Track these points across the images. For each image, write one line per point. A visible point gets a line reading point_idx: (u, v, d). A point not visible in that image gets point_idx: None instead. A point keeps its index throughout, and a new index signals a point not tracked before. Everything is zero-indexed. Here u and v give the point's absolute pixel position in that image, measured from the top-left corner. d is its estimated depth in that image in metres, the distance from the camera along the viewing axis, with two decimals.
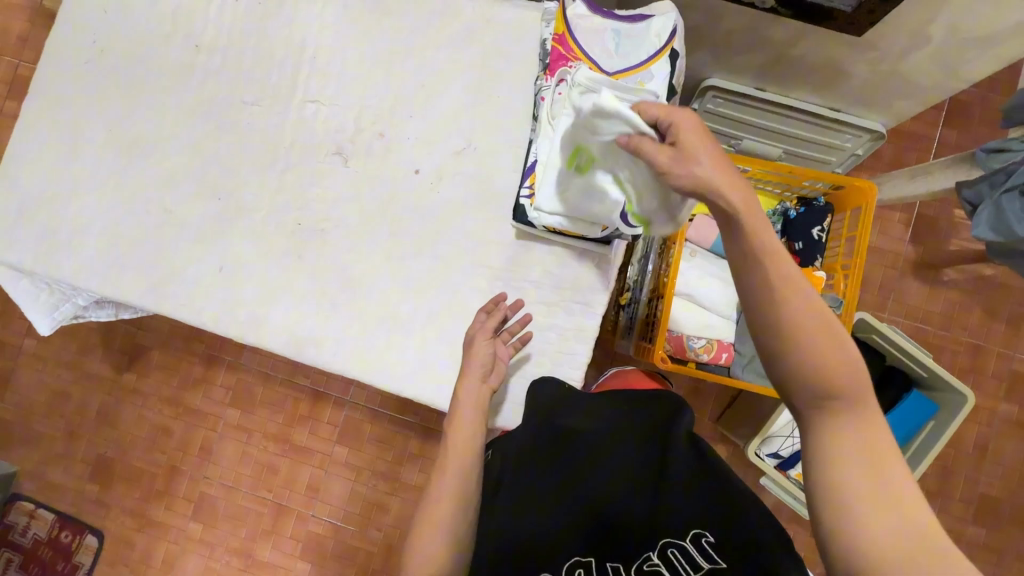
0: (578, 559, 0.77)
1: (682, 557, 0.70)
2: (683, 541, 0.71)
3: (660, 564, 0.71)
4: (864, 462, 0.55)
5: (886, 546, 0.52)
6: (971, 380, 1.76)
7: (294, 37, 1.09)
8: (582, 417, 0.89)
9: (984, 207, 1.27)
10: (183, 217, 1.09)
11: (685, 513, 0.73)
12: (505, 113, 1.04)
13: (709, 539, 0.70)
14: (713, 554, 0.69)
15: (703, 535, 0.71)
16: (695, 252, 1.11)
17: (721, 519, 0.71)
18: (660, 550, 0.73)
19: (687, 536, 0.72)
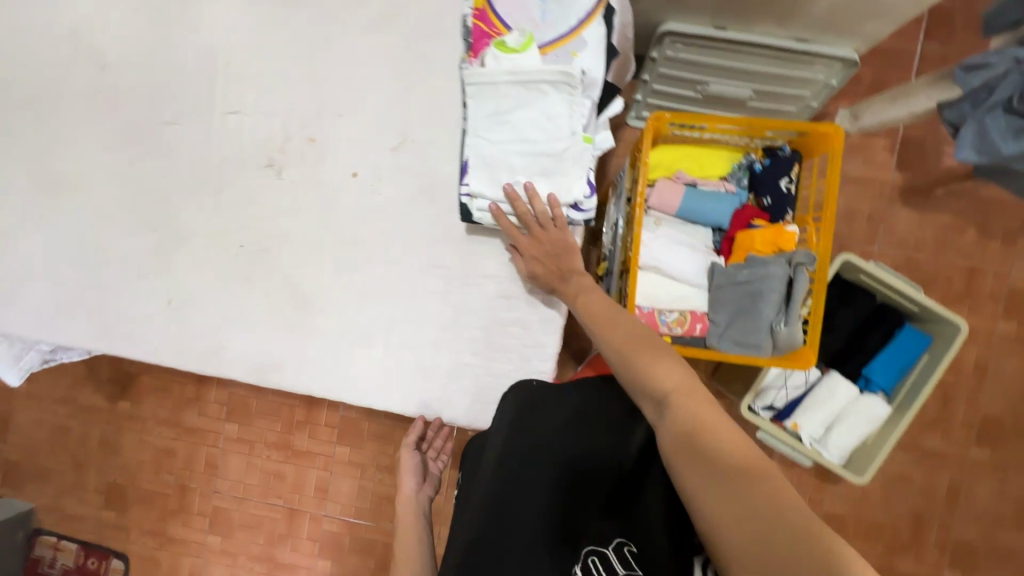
0: None
1: (601, 565, 0.70)
2: (605, 550, 0.71)
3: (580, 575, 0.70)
4: (720, 473, 0.62)
5: (744, 529, 0.58)
6: (967, 304, 1.72)
7: (203, 43, 1.01)
8: (558, 414, 0.79)
9: (967, 127, 1.17)
10: (121, 254, 1.04)
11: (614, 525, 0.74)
12: (439, 99, 0.97)
13: (632, 549, 0.71)
14: (635, 565, 0.69)
15: (627, 545, 0.71)
16: (660, 221, 1.06)
17: (644, 531, 0.72)
18: (581, 560, 0.71)
19: (609, 545, 0.72)
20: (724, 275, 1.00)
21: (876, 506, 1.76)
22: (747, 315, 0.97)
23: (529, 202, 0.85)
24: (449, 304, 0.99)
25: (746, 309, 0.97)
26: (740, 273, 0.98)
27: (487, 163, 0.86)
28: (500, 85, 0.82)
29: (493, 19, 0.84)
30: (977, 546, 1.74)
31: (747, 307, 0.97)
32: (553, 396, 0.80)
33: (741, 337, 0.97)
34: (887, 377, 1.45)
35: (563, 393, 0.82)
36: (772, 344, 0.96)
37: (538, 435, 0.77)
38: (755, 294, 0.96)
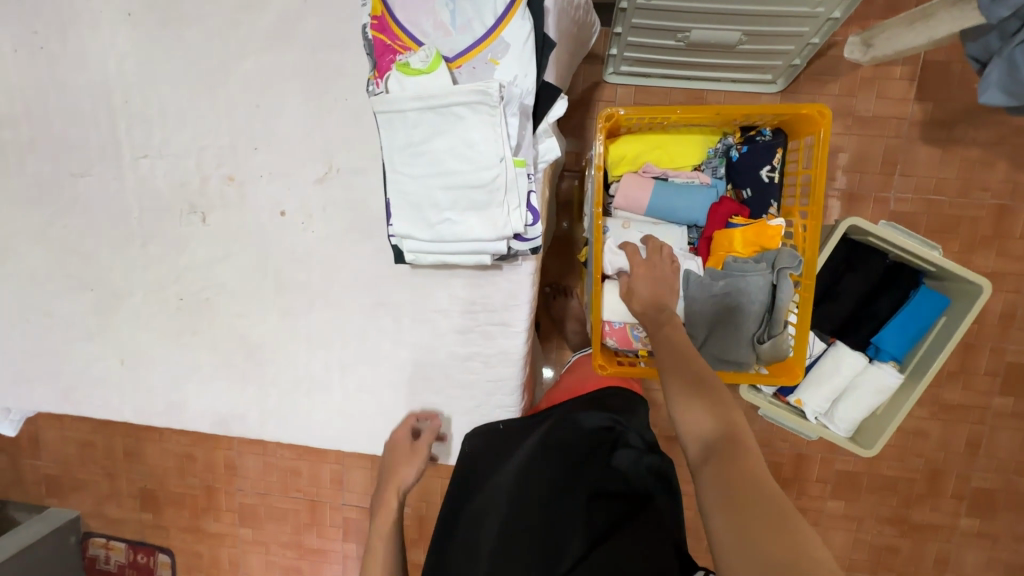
0: None
1: None
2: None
3: None
4: (734, 484, 0.53)
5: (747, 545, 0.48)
6: (996, 246, 1.56)
7: (97, 81, 0.90)
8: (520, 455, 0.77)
9: (993, 65, 0.99)
10: (64, 316, 1.00)
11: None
12: (358, 120, 0.85)
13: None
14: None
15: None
16: (629, 223, 0.95)
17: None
18: None
19: None
20: (702, 288, 0.87)
21: (891, 461, 1.71)
22: (726, 330, 0.86)
23: (466, 240, 0.74)
24: (402, 343, 0.92)
25: (726, 322, 0.86)
26: (717, 283, 0.86)
27: (410, 202, 0.73)
28: (407, 112, 0.68)
29: (395, 29, 0.70)
30: (997, 493, 1.70)
31: (726, 318, 0.86)
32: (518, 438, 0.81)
33: (722, 354, 0.86)
34: (900, 346, 1.34)
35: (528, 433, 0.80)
36: (755, 359, 0.87)
37: (502, 476, 0.76)
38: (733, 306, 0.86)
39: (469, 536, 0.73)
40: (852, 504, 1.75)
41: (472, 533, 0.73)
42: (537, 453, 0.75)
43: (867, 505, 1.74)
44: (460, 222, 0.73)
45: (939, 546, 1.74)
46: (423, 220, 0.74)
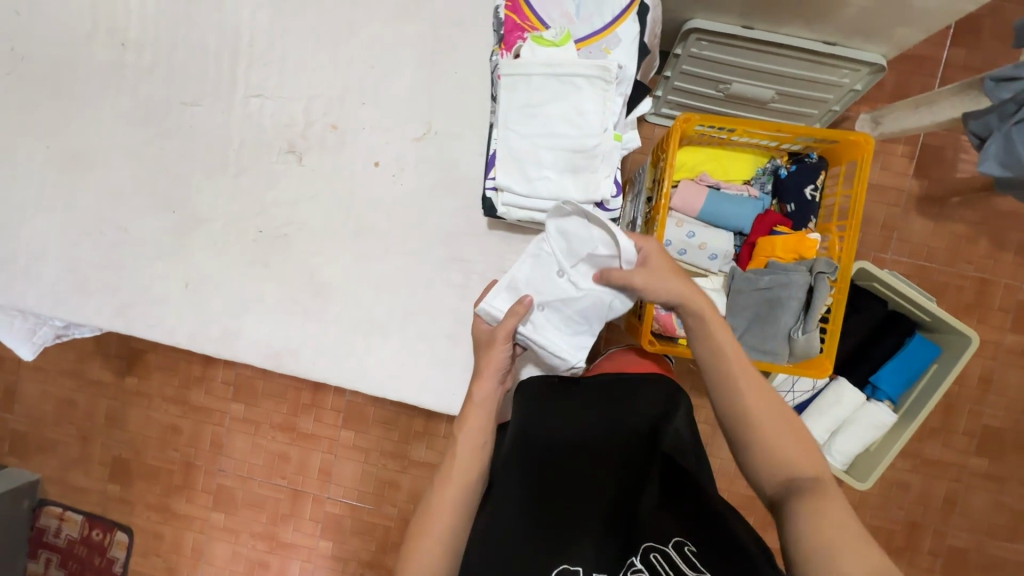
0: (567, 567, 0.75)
1: (664, 561, 0.68)
2: (666, 547, 0.70)
3: (643, 569, 0.69)
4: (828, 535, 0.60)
5: None
6: (975, 315, 1.72)
7: (227, 24, 0.99)
8: (578, 420, 0.88)
9: (993, 140, 1.16)
10: (140, 234, 1.03)
11: (665, 522, 0.73)
12: (464, 92, 0.96)
13: (692, 548, 0.68)
14: (697, 562, 0.66)
15: (686, 544, 0.69)
16: (682, 222, 1.06)
17: (699, 525, 0.69)
18: (643, 555, 0.71)
19: (669, 542, 0.70)
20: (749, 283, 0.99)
21: (874, 510, 1.78)
22: (766, 321, 0.97)
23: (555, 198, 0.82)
24: (467, 299, 0.99)
25: (765, 315, 0.97)
26: (763, 280, 0.97)
27: (516, 156, 0.82)
28: (533, 77, 0.79)
29: (527, 11, 0.82)
30: (970, 553, 1.77)
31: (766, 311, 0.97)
32: (570, 402, 0.89)
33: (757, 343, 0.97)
34: (895, 386, 1.45)
35: (588, 399, 0.90)
36: (788, 352, 0.96)
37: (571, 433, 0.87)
38: (774, 300, 0.96)
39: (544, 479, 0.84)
40: None
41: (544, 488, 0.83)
42: (597, 425, 0.88)
43: None
44: (557, 181, 0.82)
45: None
46: (523, 173, 0.82)
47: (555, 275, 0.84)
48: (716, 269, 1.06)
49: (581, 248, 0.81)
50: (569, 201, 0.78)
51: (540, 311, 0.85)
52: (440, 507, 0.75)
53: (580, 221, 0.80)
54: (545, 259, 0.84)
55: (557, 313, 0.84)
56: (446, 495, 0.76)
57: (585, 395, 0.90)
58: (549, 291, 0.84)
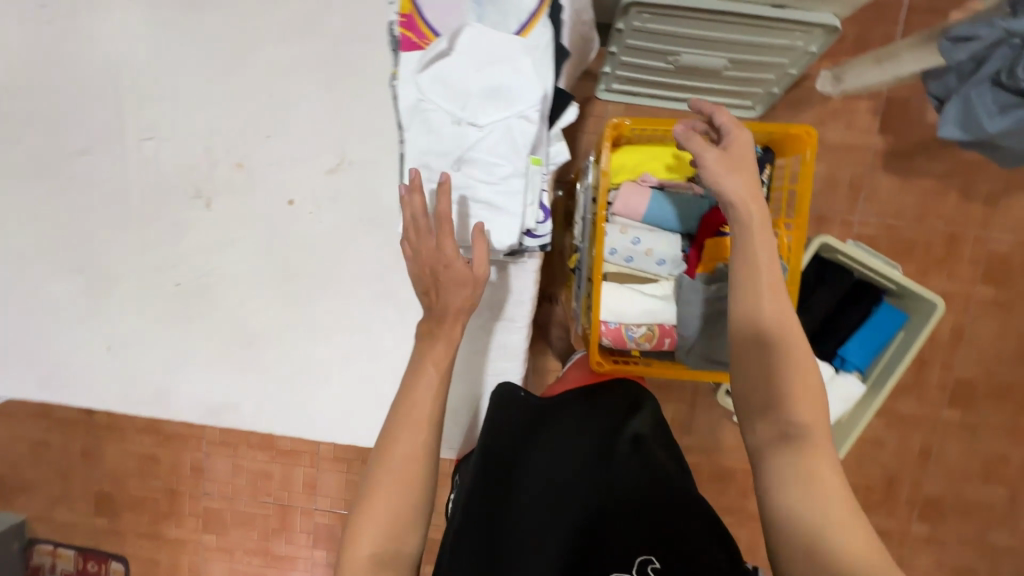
0: None
1: None
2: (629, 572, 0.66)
3: None
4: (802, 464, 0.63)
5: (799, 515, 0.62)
6: (945, 270, 1.69)
7: (105, 60, 0.89)
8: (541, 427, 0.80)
9: (951, 103, 1.08)
10: (49, 299, 0.96)
11: (627, 542, 0.68)
12: (375, 115, 0.88)
13: (657, 566, 0.65)
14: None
15: (652, 562, 0.66)
16: (627, 228, 0.99)
17: (666, 543, 0.66)
18: None
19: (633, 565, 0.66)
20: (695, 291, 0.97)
21: (851, 469, 1.81)
22: (713, 331, 0.94)
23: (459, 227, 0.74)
24: (407, 336, 0.94)
25: (714, 326, 0.94)
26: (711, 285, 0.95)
27: (421, 187, 0.75)
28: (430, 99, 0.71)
29: (423, 29, 0.72)
30: (945, 500, 1.82)
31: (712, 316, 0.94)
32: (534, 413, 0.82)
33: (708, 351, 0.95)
34: (864, 357, 1.43)
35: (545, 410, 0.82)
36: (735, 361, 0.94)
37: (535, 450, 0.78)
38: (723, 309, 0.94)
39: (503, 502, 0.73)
40: None
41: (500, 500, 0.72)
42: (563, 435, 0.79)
43: None
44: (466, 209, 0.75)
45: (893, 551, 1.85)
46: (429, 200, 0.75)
47: (454, 126, 0.71)
48: (667, 274, 1.00)
49: (470, 85, 0.70)
50: (445, 42, 0.70)
51: (457, 170, 0.73)
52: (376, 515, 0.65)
53: (458, 60, 0.70)
54: (435, 115, 0.71)
55: (474, 165, 0.72)
56: (382, 499, 0.66)
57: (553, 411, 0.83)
58: (455, 145, 0.72)
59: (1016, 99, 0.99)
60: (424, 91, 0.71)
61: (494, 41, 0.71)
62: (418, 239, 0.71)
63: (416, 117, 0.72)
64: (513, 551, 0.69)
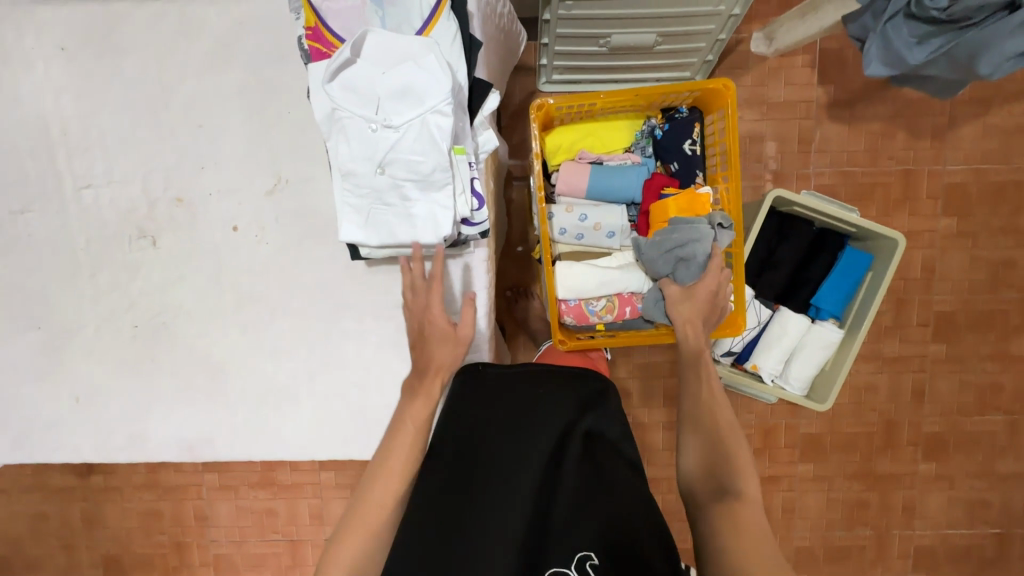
0: None
1: None
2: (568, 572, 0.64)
3: None
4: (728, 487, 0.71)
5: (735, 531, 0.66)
6: (907, 208, 1.71)
7: (32, 117, 0.90)
8: (494, 410, 0.73)
9: (870, 42, 1.03)
10: (9, 360, 0.96)
11: (570, 537, 0.66)
12: (304, 132, 0.89)
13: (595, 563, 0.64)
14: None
15: (591, 560, 0.64)
16: (571, 207, 1.01)
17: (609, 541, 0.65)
18: None
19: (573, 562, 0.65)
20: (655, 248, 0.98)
21: (849, 419, 1.82)
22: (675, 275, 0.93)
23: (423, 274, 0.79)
24: (370, 344, 0.94)
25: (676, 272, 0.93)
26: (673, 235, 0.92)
27: (353, 193, 0.75)
28: (342, 106, 0.71)
29: (330, 37, 0.74)
30: (945, 436, 1.82)
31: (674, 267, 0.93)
32: (485, 393, 0.75)
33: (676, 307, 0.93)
34: (836, 303, 1.45)
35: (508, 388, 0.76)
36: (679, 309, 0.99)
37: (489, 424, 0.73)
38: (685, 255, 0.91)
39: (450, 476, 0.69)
40: (820, 465, 1.83)
41: (446, 491, 0.68)
42: (518, 421, 0.73)
43: (834, 463, 1.83)
44: (401, 212, 0.76)
45: (903, 494, 1.84)
46: (363, 208, 0.76)
47: (371, 131, 0.72)
48: (618, 246, 1.02)
49: (379, 87, 0.70)
50: (346, 44, 0.69)
51: (381, 174, 0.74)
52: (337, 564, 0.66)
53: (364, 64, 0.70)
54: (351, 123, 0.71)
55: (398, 168, 0.73)
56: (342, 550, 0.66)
57: (506, 388, 0.76)
58: (376, 150, 0.72)
59: (932, 28, 0.96)
60: (336, 100, 0.70)
61: (397, 41, 0.70)
62: (415, 298, 0.79)
63: (333, 126, 0.72)
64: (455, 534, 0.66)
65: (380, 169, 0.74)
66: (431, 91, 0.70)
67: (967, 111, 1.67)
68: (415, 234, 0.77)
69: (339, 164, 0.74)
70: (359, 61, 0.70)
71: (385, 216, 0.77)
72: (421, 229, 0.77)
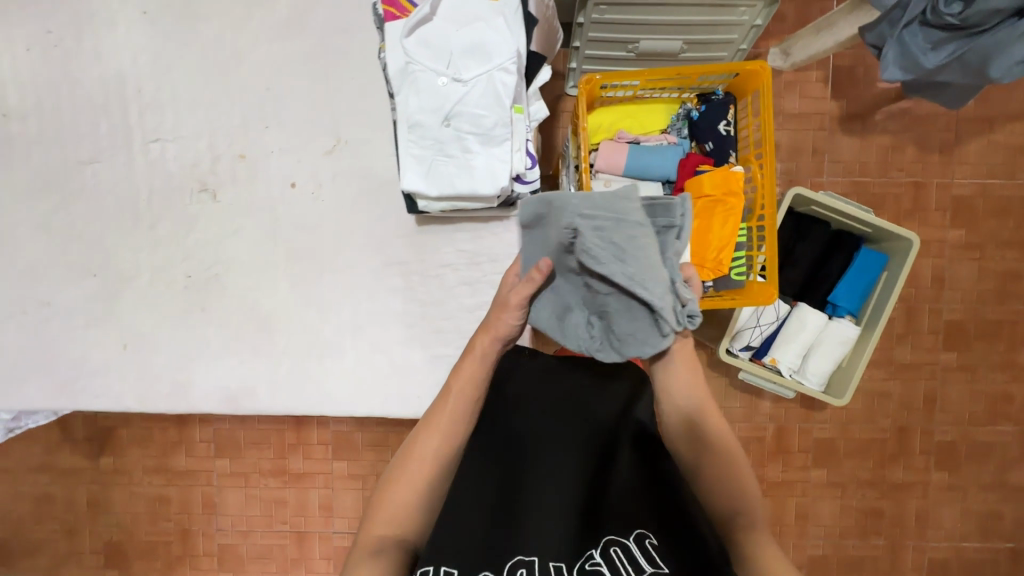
0: (520, 558, 0.66)
1: (625, 556, 0.64)
2: (627, 540, 0.65)
3: (602, 564, 0.64)
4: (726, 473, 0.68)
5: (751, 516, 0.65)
6: (916, 219, 1.77)
7: (109, 74, 0.96)
8: (550, 403, 0.81)
9: (887, 47, 1.08)
10: (64, 306, 0.99)
11: (628, 513, 0.68)
12: (364, 98, 0.95)
13: (654, 542, 0.64)
14: (660, 559, 0.62)
15: (648, 537, 0.65)
16: (610, 182, 1.06)
17: (663, 516, 0.66)
18: (603, 549, 0.65)
19: (631, 535, 0.65)
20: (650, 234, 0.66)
21: (862, 424, 1.82)
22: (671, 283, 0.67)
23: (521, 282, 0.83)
24: (414, 300, 0.98)
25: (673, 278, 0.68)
26: (657, 218, 0.70)
27: (416, 143, 0.80)
28: (416, 60, 0.77)
29: (403, 2, 0.78)
30: (957, 445, 1.82)
31: (678, 264, 0.70)
32: (539, 384, 0.82)
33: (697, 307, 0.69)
34: (853, 300, 1.49)
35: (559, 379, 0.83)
36: (712, 281, 1.04)
37: (542, 415, 0.80)
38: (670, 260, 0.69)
39: (512, 462, 0.77)
40: (835, 470, 1.83)
41: (507, 473, 0.76)
42: (575, 417, 0.80)
43: (848, 469, 1.83)
44: (461, 164, 0.81)
45: (916, 504, 1.83)
46: (425, 160, 0.81)
47: (441, 84, 0.78)
48: None
49: (452, 44, 0.77)
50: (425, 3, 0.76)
51: (447, 126, 0.79)
52: (387, 513, 0.66)
53: (439, 23, 0.78)
54: (424, 75, 0.78)
55: (463, 120, 0.79)
56: (396, 497, 0.67)
57: (560, 378, 0.83)
58: (444, 102, 0.78)
59: (947, 36, 1.00)
60: (412, 54, 0.77)
61: (469, 6, 0.78)
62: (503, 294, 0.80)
63: (405, 78, 0.78)
64: (518, 514, 0.71)
65: (446, 120, 0.79)
66: (499, 49, 0.77)
67: (971, 127, 1.75)
68: (473, 185, 0.81)
69: (407, 115, 0.80)
70: (435, 19, 0.78)
71: (445, 167, 0.81)
72: (480, 179, 0.81)
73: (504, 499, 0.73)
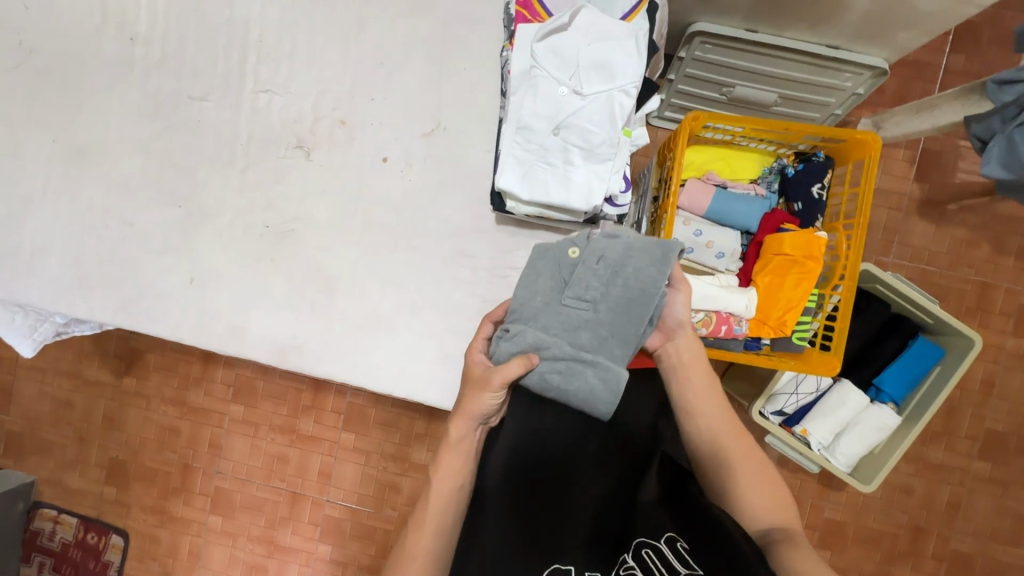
0: (557, 566, 0.67)
1: (657, 558, 0.64)
2: (658, 542, 0.66)
3: (636, 567, 0.65)
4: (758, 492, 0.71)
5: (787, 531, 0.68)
6: (977, 318, 1.70)
7: (236, 20, 1.00)
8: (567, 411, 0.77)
9: (994, 143, 1.01)
10: (147, 229, 1.03)
11: (660, 518, 0.67)
12: (473, 90, 0.97)
13: (685, 545, 0.64)
14: (690, 559, 0.63)
15: (678, 540, 0.65)
16: (689, 221, 1.06)
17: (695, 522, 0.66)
18: (634, 551, 0.66)
19: (661, 538, 0.66)
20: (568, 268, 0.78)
21: (877, 514, 1.73)
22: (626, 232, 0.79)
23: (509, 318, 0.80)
24: (476, 295, 0.98)
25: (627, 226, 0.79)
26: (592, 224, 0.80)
27: (519, 146, 0.81)
28: (540, 65, 0.79)
29: (537, 7, 0.82)
30: (974, 558, 1.73)
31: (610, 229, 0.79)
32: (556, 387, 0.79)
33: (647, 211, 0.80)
34: (899, 388, 1.44)
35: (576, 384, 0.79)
36: (769, 340, 1.03)
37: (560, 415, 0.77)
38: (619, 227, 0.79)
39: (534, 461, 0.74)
40: (839, 554, 1.73)
41: (533, 475, 0.73)
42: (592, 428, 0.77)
43: (854, 556, 1.73)
44: (559, 175, 0.81)
45: None
46: (524, 165, 0.82)
47: (560, 93, 0.79)
48: (724, 268, 1.07)
49: (580, 56, 0.78)
50: (565, 11, 0.79)
51: (556, 135, 0.80)
52: None
53: (572, 33, 0.79)
54: (544, 81, 0.79)
55: (572, 132, 0.79)
56: None
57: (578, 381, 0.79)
58: (558, 111, 0.79)
59: None
60: (538, 59, 0.79)
61: (607, 23, 0.79)
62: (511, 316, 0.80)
63: (525, 81, 0.81)
64: (548, 519, 0.70)
65: (555, 128, 0.80)
66: (623, 68, 0.78)
67: None
68: (564, 197, 0.81)
69: (519, 117, 0.81)
70: (569, 29, 0.79)
71: (542, 173, 0.82)
72: (575, 192, 0.81)
73: (531, 502, 0.71)
